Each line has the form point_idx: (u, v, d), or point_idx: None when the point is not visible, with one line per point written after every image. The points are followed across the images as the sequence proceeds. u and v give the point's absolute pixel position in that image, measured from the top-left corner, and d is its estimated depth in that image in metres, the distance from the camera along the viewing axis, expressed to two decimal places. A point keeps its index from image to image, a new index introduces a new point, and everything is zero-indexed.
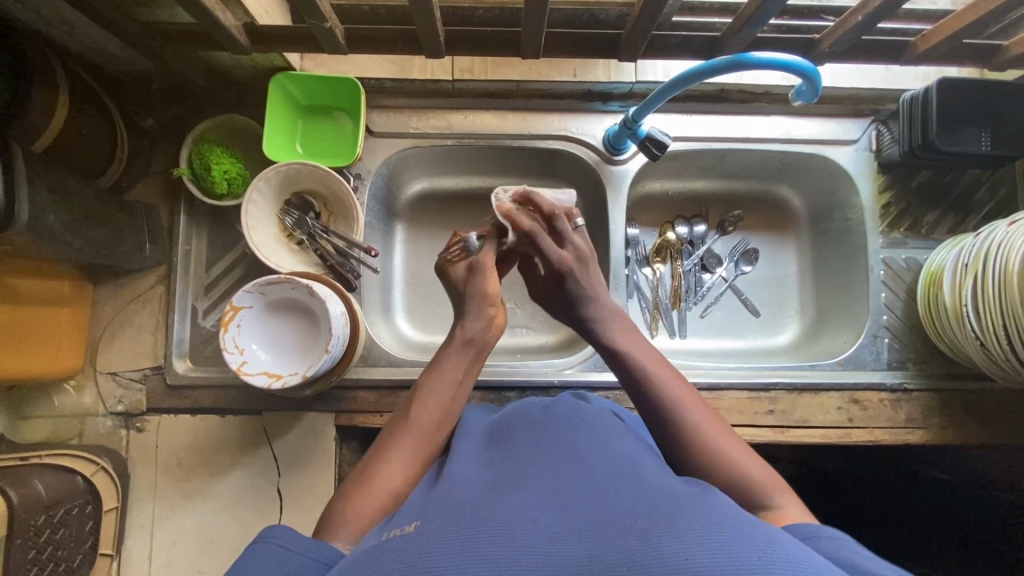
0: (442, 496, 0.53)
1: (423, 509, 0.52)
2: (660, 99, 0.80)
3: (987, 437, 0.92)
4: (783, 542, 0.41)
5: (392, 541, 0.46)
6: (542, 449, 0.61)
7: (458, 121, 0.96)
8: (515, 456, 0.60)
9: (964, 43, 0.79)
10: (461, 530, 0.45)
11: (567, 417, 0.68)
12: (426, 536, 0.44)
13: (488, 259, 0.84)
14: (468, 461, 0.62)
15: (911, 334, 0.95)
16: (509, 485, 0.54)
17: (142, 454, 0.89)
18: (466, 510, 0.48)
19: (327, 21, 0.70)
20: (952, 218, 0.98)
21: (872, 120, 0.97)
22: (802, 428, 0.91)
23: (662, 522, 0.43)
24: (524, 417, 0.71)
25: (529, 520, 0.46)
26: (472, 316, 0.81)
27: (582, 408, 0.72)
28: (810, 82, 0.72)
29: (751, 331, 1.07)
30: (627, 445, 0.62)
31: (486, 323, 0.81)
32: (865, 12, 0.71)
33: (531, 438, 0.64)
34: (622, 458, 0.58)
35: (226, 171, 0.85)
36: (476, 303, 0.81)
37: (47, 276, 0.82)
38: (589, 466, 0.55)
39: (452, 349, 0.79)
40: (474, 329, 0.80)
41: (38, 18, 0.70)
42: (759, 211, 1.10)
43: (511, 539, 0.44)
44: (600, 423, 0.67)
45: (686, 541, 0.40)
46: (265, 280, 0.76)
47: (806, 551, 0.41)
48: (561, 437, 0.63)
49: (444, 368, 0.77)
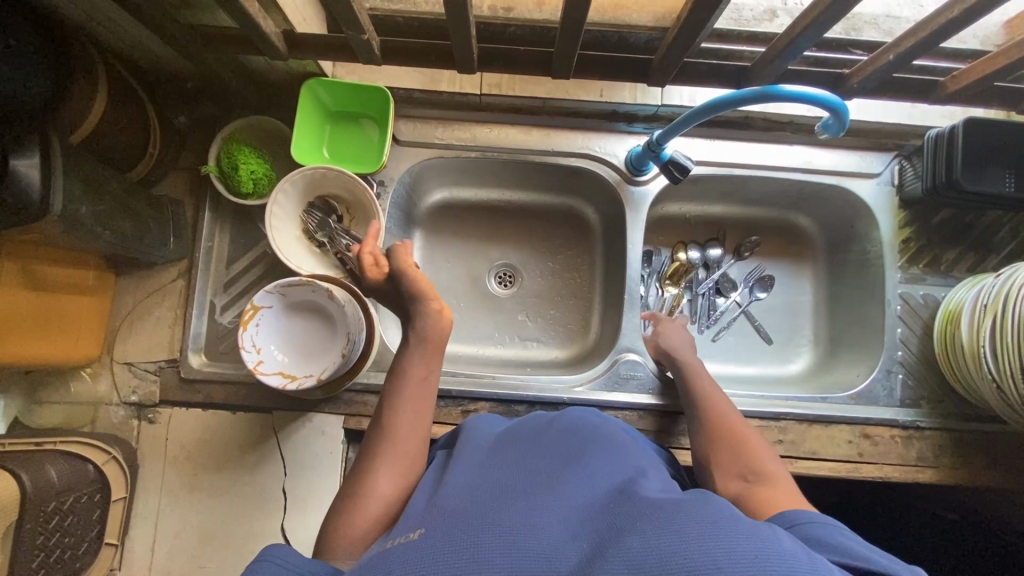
0: (445, 500, 0.54)
1: (427, 514, 0.52)
2: (685, 125, 0.81)
3: (998, 480, 0.91)
4: (783, 544, 0.42)
5: (396, 548, 0.46)
6: (546, 457, 0.61)
7: (483, 134, 0.97)
8: (520, 462, 0.60)
9: (996, 85, 0.79)
10: (463, 535, 0.45)
11: (572, 428, 0.68)
12: (430, 542, 0.45)
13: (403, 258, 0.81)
14: (470, 465, 0.62)
15: (925, 371, 0.95)
16: (512, 489, 0.54)
17: (152, 445, 0.90)
18: (471, 513, 0.49)
19: (364, 33, 0.72)
20: (972, 256, 0.98)
21: (895, 154, 0.97)
22: (811, 460, 0.90)
23: (662, 525, 0.44)
24: (528, 428, 0.70)
25: (531, 525, 0.47)
26: (418, 309, 0.79)
27: (588, 420, 0.72)
28: (838, 116, 0.72)
29: (763, 358, 1.07)
30: (631, 458, 0.62)
31: (434, 317, 0.78)
32: (898, 50, 0.72)
33: (536, 447, 0.64)
34: (623, 470, 0.58)
35: (253, 171, 0.87)
36: (415, 308, 0.80)
37: (73, 265, 0.84)
38: (592, 478, 0.56)
39: (410, 349, 0.77)
40: (424, 327, 0.78)
41: (84, 16, 0.72)
42: (777, 239, 1.10)
43: (515, 544, 0.44)
44: (604, 434, 0.68)
45: (684, 544, 0.41)
46: (286, 281, 0.77)
47: (802, 551, 0.42)
48: (564, 448, 0.63)
49: (406, 370, 0.75)
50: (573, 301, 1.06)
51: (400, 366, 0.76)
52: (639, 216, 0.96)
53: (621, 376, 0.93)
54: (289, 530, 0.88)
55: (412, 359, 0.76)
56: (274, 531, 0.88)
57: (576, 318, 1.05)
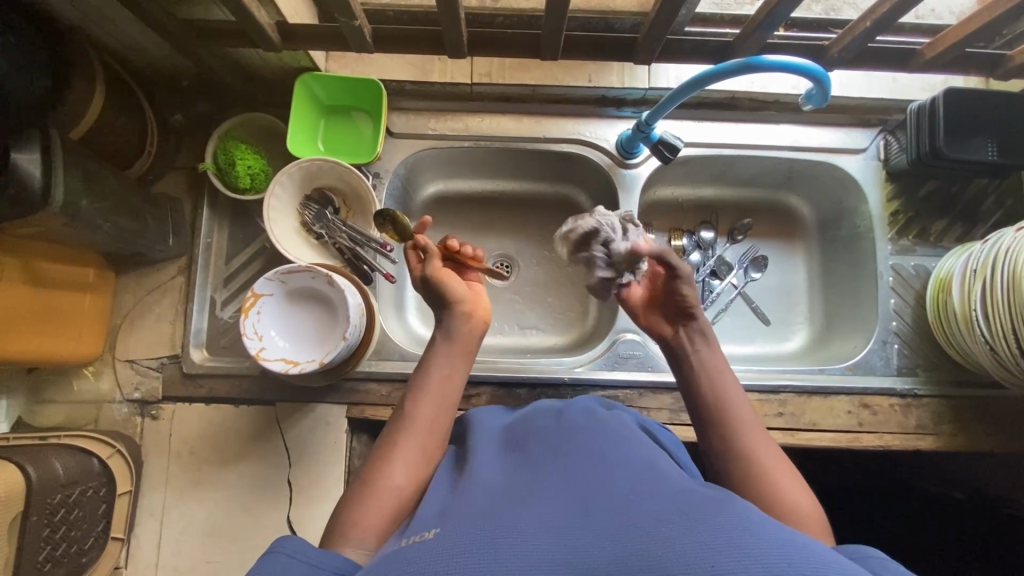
0: (459, 501, 0.53)
1: (442, 513, 0.51)
2: (673, 102, 0.83)
3: (998, 446, 0.92)
4: (808, 547, 0.41)
5: (413, 547, 0.45)
6: (560, 452, 0.60)
7: (475, 124, 0.98)
8: (533, 459, 0.59)
9: (970, 51, 0.81)
10: (481, 538, 0.44)
11: (583, 421, 0.67)
12: (449, 543, 0.44)
13: (433, 270, 0.80)
14: (480, 465, 0.60)
15: (920, 340, 0.96)
16: (528, 490, 0.53)
17: (156, 440, 0.90)
18: (487, 514, 0.48)
19: (356, 20, 0.74)
20: (960, 226, 1.00)
21: (879, 130, 1.00)
22: (811, 431, 0.91)
23: (684, 528, 0.43)
24: (540, 421, 0.69)
25: (550, 527, 0.46)
26: (447, 313, 0.78)
27: (599, 411, 0.71)
28: (820, 86, 0.74)
29: (760, 337, 1.08)
30: (645, 448, 0.62)
31: (468, 321, 0.78)
32: (873, 18, 0.74)
33: (549, 440, 0.63)
34: (640, 462, 0.57)
35: (250, 166, 0.88)
36: (438, 304, 0.80)
37: (74, 263, 0.84)
38: (609, 470, 0.55)
39: (435, 347, 0.76)
40: (456, 328, 0.77)
41: (81, 13, 0.73)
42: (768, 219, 1.11)
43: (535, 548, 0.43)
44: (617, 426, 0.67)
45: (710, 549, 0.40)
46: (285, 268, 0.78)
47: (828, 553, 0.41)
48: (578, 439, 0.62)
49: (433, 365, 0.74)
50: (570, 287, 1.07)
51: (428, 360, 0.75)
52: (632, 198, 0.98)
53: (621, 356, 0.94)
54: (296, 521, 0.88)
55: (440, 355, 0.75)
56: (281, 523, 0.88)
57: (575, 304, 1.07)
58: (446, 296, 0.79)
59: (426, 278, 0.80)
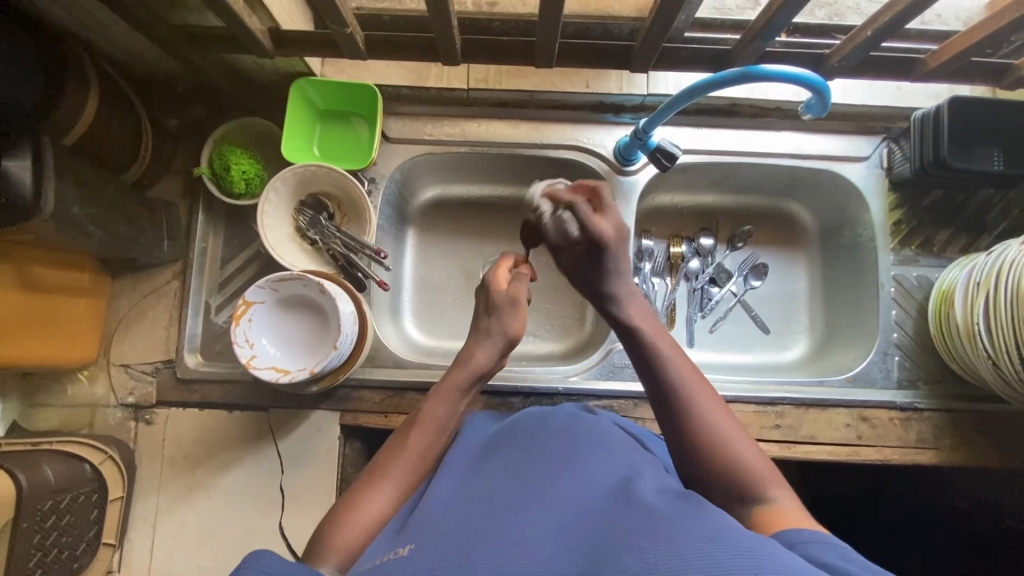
0: (436, 513, 0.52)
1: (419, 526, 0.50)
2: (671, 110, 0.81)
3: (999, 461, 0.90)
4: (782, 559, 0.39)
5: (385, 565, 0.44)
6: (540, 461, 0.59)
7: (472, 129, 0.98)
8: (512, 468, 0.58)
9: (975, 60, 0.80)
10: (454, 555, 0.43)
11: (567, 428, 0.66)
12: (421, 562, 0.43)
13: (523, 295, 0.79)
14: (462, 475, 0.60)
15: (922, 352, 0.94)
16: (505, 500, 0.52)
17: (149, 445, 0.90)
18: (460, 528, 0.47)
19: (348, 27, 0.73)
20: (965, 236, 0.98)
21: (883, 137, 0.98)
22: (809, 444, 0.90)
23: (656, 539, 0.42)
24: (525, 426, 0.69)
25: (524, 538, 0.45)
26: (488, 342, 0.77)
27: (584, 418, 0.71)
28: (820, 95, 0.73)
29: (759, 346, 1.06)
30: (626, 457, 0.61)
31: (497, 355, 0.77)
32: (874, 28, 0.72)
33: (530, 449, 0.62)
34: (620, 471, 0.57)
35: (244, 172, 0.87)
36: (496, 331, 0.77)
37: (67, 268, 0.84)
38: (587, 480, 0.54)
39: (454, 377, 0.74)
40: (485, 359, 0.76)
41: (71, 19, 0.73)
42: (769, 226, 1.10)
43: (506, 562, 0.42)
44: (600, 432, 0.66)
45: (680, 561, 0.39)
46: (277, 276, 0.78)
47: (803, 566, 0.39)
48: (558, 448, 0.61)
49: (445, 399, 0.72)
50: (567, 294, 1.06)
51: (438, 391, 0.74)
52: (630, 205, 0.96)
53: (616, 365, 0.93)
54: (287, 529, 0.87)
55: (452, 388, 0.74)
56: (272, 530, 0.88)
57: (572, 311, 1.06)
58: (509, 324, 0.78)
59: (509, 297, 0.78)
